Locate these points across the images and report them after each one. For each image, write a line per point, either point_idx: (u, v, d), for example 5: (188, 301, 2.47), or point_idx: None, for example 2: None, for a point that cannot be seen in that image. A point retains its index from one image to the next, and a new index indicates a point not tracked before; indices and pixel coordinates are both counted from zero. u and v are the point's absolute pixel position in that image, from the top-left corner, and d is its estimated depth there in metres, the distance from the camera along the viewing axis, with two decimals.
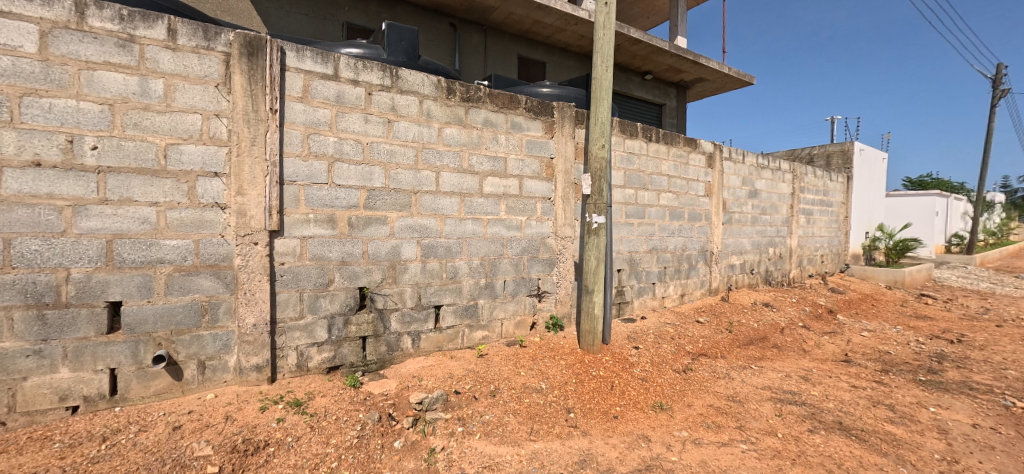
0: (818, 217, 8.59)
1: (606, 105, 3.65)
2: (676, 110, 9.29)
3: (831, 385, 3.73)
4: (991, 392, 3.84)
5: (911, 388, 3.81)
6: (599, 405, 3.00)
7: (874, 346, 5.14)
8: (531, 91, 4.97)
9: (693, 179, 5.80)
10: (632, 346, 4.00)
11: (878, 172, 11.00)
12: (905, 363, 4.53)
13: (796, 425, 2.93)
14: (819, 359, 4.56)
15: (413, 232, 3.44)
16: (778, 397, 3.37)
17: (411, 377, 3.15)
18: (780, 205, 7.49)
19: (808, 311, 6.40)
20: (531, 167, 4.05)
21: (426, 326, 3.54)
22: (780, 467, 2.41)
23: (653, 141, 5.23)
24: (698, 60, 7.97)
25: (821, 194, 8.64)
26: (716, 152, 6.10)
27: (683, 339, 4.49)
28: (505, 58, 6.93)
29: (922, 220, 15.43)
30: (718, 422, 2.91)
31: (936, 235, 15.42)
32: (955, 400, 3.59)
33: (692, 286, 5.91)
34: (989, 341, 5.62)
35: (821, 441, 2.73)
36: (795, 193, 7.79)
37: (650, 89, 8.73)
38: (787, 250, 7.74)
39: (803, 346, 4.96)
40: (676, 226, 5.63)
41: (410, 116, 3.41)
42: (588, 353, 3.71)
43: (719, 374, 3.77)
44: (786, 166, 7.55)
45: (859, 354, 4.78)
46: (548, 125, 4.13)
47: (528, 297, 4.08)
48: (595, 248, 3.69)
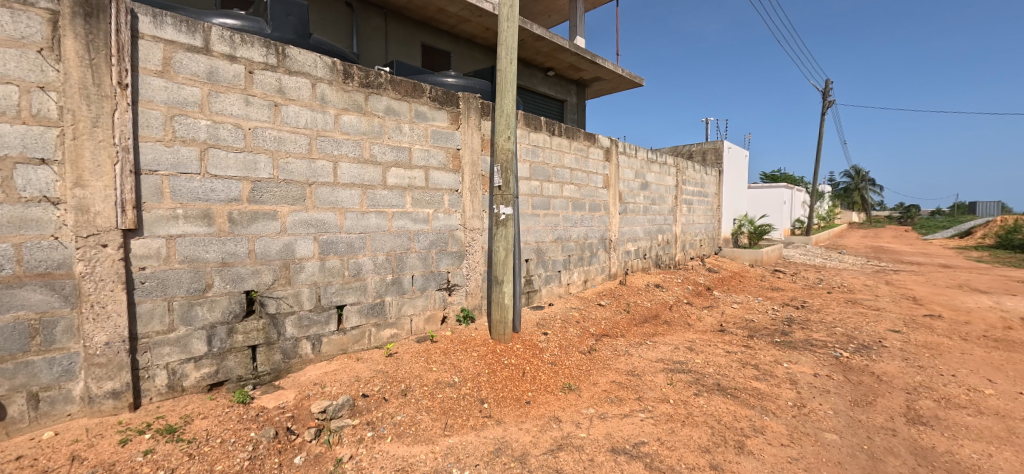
0: (697, 206, 9.67)
1: (511, 97, 3.67)
2: (576, 106, 9.75)
3: (710, 352, 4.23)
4: (826, 346, 4.66)
5: (770, 349, 4.48)
6: (512, 393, 3.04)
7: (742, 316, 5.95)
8: (436, 80, 4.83)
9: (593, 172, 6.14)
10: (541, 332, 4.13)
11: (742, 168, 12.70)
12: (765, 328, 5.31)
13: (684, 390, 3.26)
14: (700, 331, 5.14)
15: (308, 228, 3.15)
16: (669, 367, 3.72)
17: (313, 385, 2.90)
18: (667, 196, 8.28)
19: (691, 289, 7.19)
20: (438, 158, 3.94)
21: (328, 329, 3.28)
22: (672, 430, 2.66)
23: (555, 135, 5.41)
24: (595, 60, 8.43)
25: (699, 186, 9.73)
26: (613, 147, 6.52)
27: (587, 322, 4.75)
28: (408, 45, 6.66)
29: (774, 209, 18.20)
30: (620, 395, 3.13)
31: (784, 221, 18.29)
32: (802, 356, 4.29)
33: (594, 272, 6.28)
34: (823, 305, 6.84)
35: (705, 402, 3.07)
36: (678, 185, 8.67)
37: (552, 85, 9.04)
38: (673, 236, 8.60)
39: (688, 320, 5.56)
40: (579, 216, 5.92)
41: (301, 100, 3.10)
42: (499, 343, 3.74)
43: (619, 352, 4.06)
44: (671, 161, 8.35)
45: (731, 324, 5.50)
46: (453, 115, 4.04)
47: (437, 291, 3.99)
48: (503, 239, 3.71)
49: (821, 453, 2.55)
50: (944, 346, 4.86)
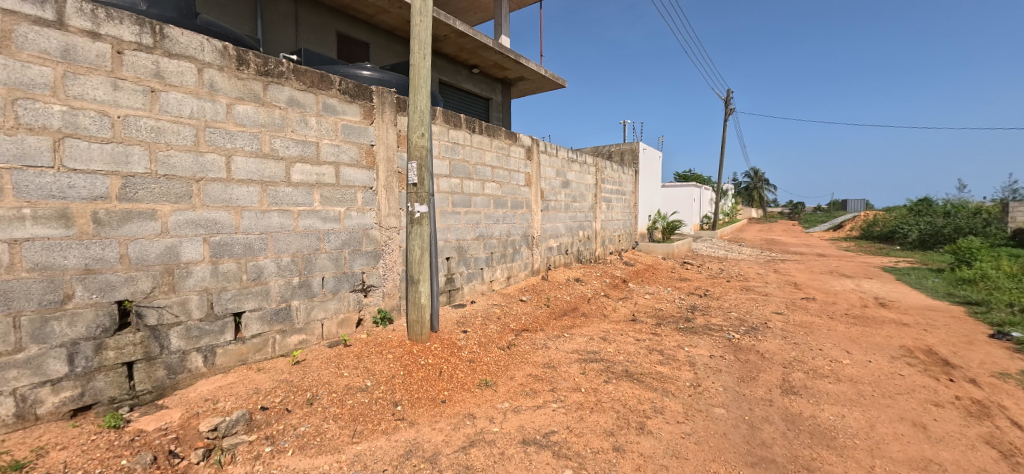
0: (615, 203, 10.20)
1: (425, 93, 3.59)
2: (501, 104, 9.81)
3: (622, 341, 4.50)
4: (722, 330, 5.16)
5: (674, 335, 4.86)
6: (427, 393, 3.00)
7: (652, 305, 6.40)
8: (349, 72, 4.60)
9: (514, 170, 6.22)
10: (460, 330, 4.12)
11: (656, 168, 13.61)
12: (671, 316, 5.76)
13: (596, 378, 3.44)
14: (615, 321, 5.44)
15: (196, 228, 2.85)
16: (583, 357, 3.90)
17: (204, 401, 2.64)
18: (587, 194, 8.63)
19: (608, 282, 7.58)
20: (349, 153, 3.75)
21: (224, 339, 3.00)
22: (581, 417, 2.79)
23: (476, 132, 5.41)
24: (519, 60, 8.53)
25: (617, 185, 10.28)
26: (533, 146, 6.66)
27: (508, 318, 4.83)
28: (321, 33, 6.27)
29: (684, 206, 19.75)
30: (535, 388, 3.21)
31: (693, 217, 19.92)
32: (701, 339, 4.72)
33: (517, 268, 6.39)
34: (722, 292, 7.56)
35: (613, 388, 3.26)
36: (598, 183, 9.08)
37: (477, 83, 9.02)
38: (593, 232, 9.00)
39: (604, 311, 5.87)
40: (500, 213, 5.98)
41: (184, 86, 2.79)
42: (416, 343, 3.67)
43: (537, 345, 4.17)
44: (591, 161, 8.72)
45: (642, 313, 5.89)
46: (366, 109, 3.88)
47: (351, 293, 3.82)
48: (418, 238, 3.63)
49: (709, 426, 2.83)
50: (815, 324, 5.61)
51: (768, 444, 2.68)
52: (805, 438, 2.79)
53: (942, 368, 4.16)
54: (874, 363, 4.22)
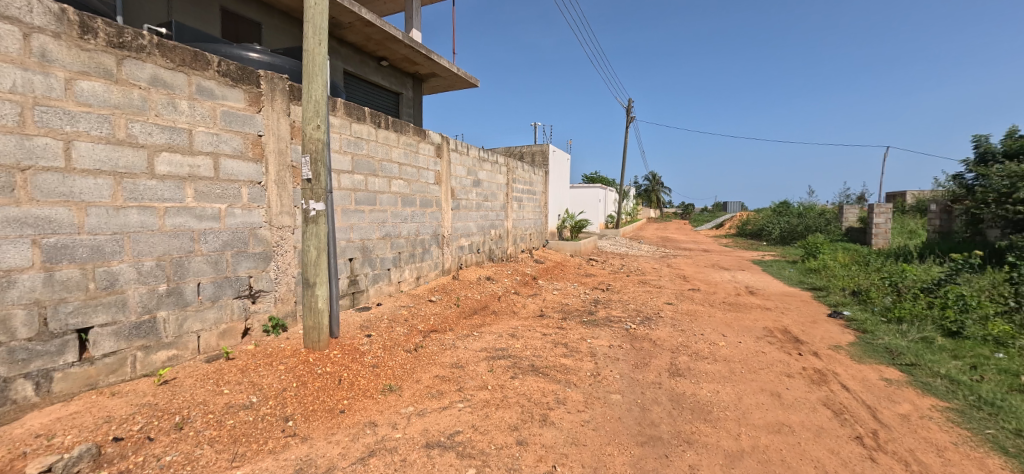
0: (526, 203, 10.46)
1: (320, 82, 3.34)
2: (412, 100, 9.51)
3: (529, 336, 4.62)
4: (621, 321, 5.55)
5: (578, 328, 5.11)
6: (324, 404, 2.80)
7: (559, 300, 6.66)
8: (233, 53, 4.13)
9: (423, 168, 6.07)
10: (364, 335, 3.92)
11: (564, 169, 14.21)
12: (576, 310, 6.05)
13: (503, 375, 3.48)
14: (523, 317, 5.57)
15: (22, 228, 2.37)
16: (491, 355, 3.93)
17: (33, 437, 2.17)
18: (498, 193, 8.71)
19: (519, 279, 7.74)
20: (231, 143, 3.35)
21: (63, 361, 2.51)
22: (487, 414, 2.81)
23: (381, 127, 5.17)
24: (430, 55, 8.34)
25: (528, 185, 10.54)
26: (443, 144, 6.55)
27: (416, 319, 4.70)
28: (201, 6, 5.55)
29: (591, 206, 20.90)
30: (441, 389, 3.16)
31: (598, 216, 21.17)
32: (602, 331, 5.02)
33: (426, 268, 6.24)
34: (623, 286, 8.12)
35: (519, 383, 3.33)
36: (509, 183, 9.22)
37: (386, 76, 8.64)
38: (505, 231, 9.13)
39: (513, 308, 5.98)
40: (409, 212, 5.80)
41: (2, 53, 2.29)
42: (313, 351, 3.41)
43: (446, 346, 4.12)
44: (502, 161, 8.82)
45: (549, 309, 6.10)
46: (251, 95, 3.49)
47: (236, 299, 3.43)
48: (314, 238, 3.37)
49: (606, 412, 3.02)
50: (698, 312, 6.28)
51: (656, 423, 2.93)
52: (686, 414, 3.10)
53: (794, 344, 4.90)
54: (743, 344, 4.83)
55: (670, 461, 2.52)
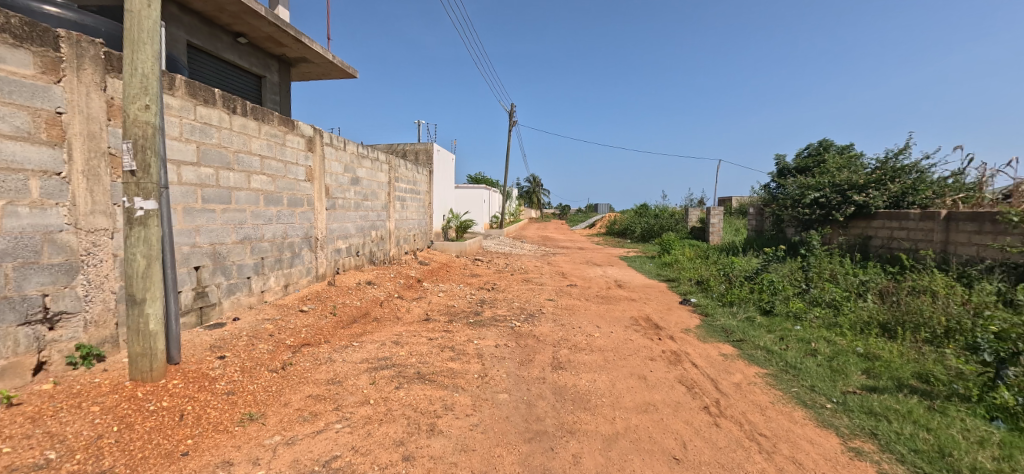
0: (410, 203, 10.08)
1: (149, 52, 2.74)
2: (278, 86, 8.48)
3: (414, 342, 4.43)
4: (506, 320, 5.64)
5: (465, 330, 5.07)
6: (160, 448, 2.30)
7: (445, 302, 6.54)
8: (19, 5, 3.20)
9: (291, 162, 5.43)
10: (215, 357, 3.34)
11: (449, 169, 14.07)
12: (462, 312, 5.99)
13: (386, 387, 3.26)
14: (408, 323, 5.33)
15: None
16: (373, 366, 3.66)
17: None
18: (379, 192, 8.24)
19: (402, 283, 7.41)
20: (11, 121, 2.58)
21: None
22: (368, 433, 2.59)
23: (237, 114, 4.49)
24: (300, 38, 7.52)
25: (412, 184, 10.17)
26: (316, 136, 5.95)
27: (283, 334, 4.17)
28: None
29: (475, 206, 21.07)
30: (315, 411, 2.83)
31: (483, 217, 21.44)
32: (489, 331, 5.04)
33: (296, 275, 5.59)
34: (507, 285, 8.31)
35: (404, 394, 3.15)
36: (391, 182, 8.78)
37: (245, 55, 7.55)
38: (387, 232, 8.67)
39: (396, 314, 5.68)
40: (273, 212, 5.13)
41: None
42: (142, 384, 2.79)
43: (320, 360, 3.72)
44: (383, 158, 8.36)
45: (435, 311, 5.94)
46: (45, 60, 2.72)
47: (22, 327, 2.64)
48: (142, 244, 2.75)
49: (494, 413, 3.02)
50: (576, 307, 6.70)
51: (541, 418, 3.02)
52: (568, 405, 3.25)
53: (655, 330, 5.51)
54: (615, 333, 5.28)
55: (555, 453, 2.60)
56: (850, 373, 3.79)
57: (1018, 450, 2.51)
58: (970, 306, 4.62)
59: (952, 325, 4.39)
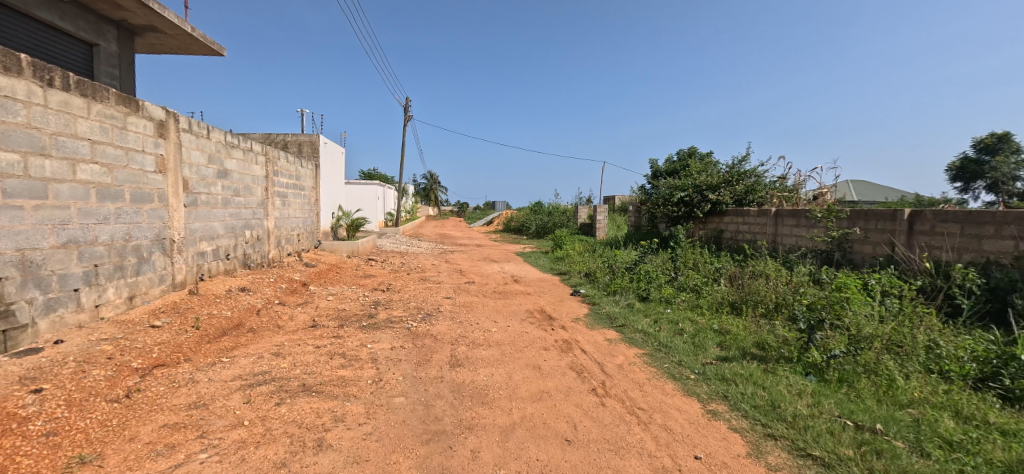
0: (292, 199, 9.19)
1: None
2: (117, 58, 7.09)
3: (298, 352, 4.06)
4: (402, 321, 5.46)
5: (357, 334, 4.79)
6: None
7: (335, 307, 6.10)
8: None
9: (136, 150, 4.60)
10: (28, 392, 2.69)
11: (338, 163, 13.14)
12: (354, 315, 5.65)
13: (264, 404, 2.94)
14: (291, 331, 4.87)
15: None
16: (247, 383, 3.27)
17: None
18: (253, 187, 7.38)
19: (284, 288, 6.73)
20: None
21: None
22: (242, 458, 2.32)
23: (53, 87, 3.68)
24: (148, 3, 6.37)
25: (294, 179, 9.29)
26: (170, 121, 5.12)
27: (129, 355, 3.52)
28: None
29: (368, 203, 19.99)
30: (173, 442, 2.45)
31: (377, 214, 20.45)
32: (383, 334, 4.83)
33: (147, 284, 4.76)
34: (404, 285, 8.04)
35: (286, 410, 2.88)
36: (268, 176, 7.91)
37: (67, 17, 6.17)
38: (264, 232, 7.80)
39: (277, 322, 5.14)
40: (111, 209, 4.29)
41: None
42: None
43: (179, 382, 3.22)
44: (258, 149, 7.50)
45: (323, 317, 5.51)
46: None
47: None
48: None
49: (390, 418, 2.90)
50: (474, 303, 6.75)
51: (439, 417, 2.98)
52: (466, 402, 3.26)
53: (548, 321, 5.80)
54: (511, 327, 5.44)
55: (454, 451, 2.59)
56: (708, 347, 4.40)
57: (823, 396, 3.15)
58: (792, 285, 5.67)
59: (780, 300, 5.33)
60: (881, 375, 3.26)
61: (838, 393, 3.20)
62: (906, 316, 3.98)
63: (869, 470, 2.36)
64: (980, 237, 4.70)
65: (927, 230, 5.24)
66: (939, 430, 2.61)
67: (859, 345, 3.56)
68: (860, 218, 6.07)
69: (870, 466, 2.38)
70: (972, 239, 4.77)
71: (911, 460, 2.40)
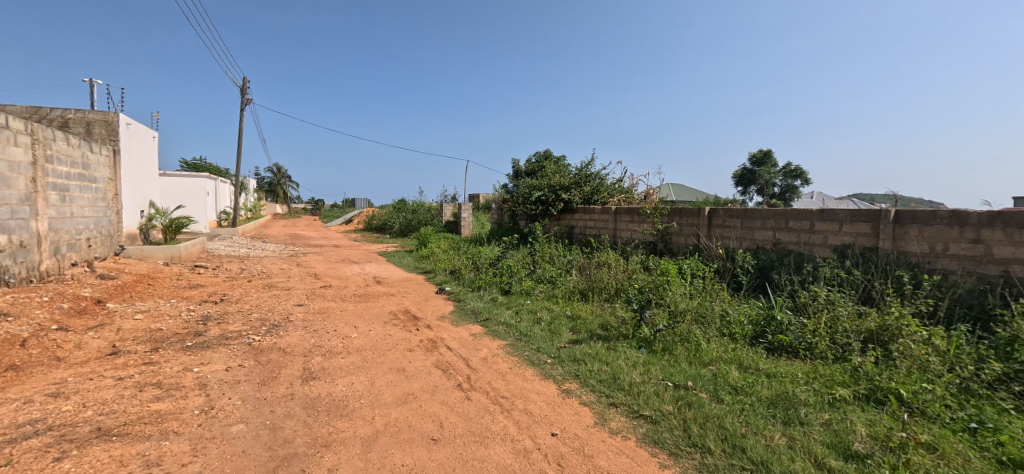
0: (77, 194, 7.24)
1: None
2: None
3: (91, 388, 3.22)
4: (240, 336, 4.74)
5: (178, 357, 4.00)
6: None
7: (146, 326, 5.00)
8: None
9: None
10: None
11: (149, 150, 10.78)
12: (174, 335, 4.71)
13: (36, 463, 2.27)
14: (79, 362, 3.84)
15: None
16: (8, 439, 2.48)
17: None
18: (11, 177, 5.60)
19: (67, 308, 5.27)
20: None
21: None
22: None
23: None
24: None
25: (79, 168, 7.33)
26: None
27: None
28: None
29: (193, 200, 16.87)
30: None
31: (206, 212, 17.40)
32: (215, 354, 4.13)
33: None
34: (242, 294, 6.99)
35: (73, 464, 2.27)
36: (37, 163, 6.09)
37: None
38: (33, 236, 6.00)
39: (57, 353, 4.01)
40: None
41: None
42: None
43: None
44: (17, 126, 5.71)
45: (128, 341, 4.47)
46: None
47: None
48: None
49: (226, 451, 2.50)
50: (331, 309, 6.22)
51: (289, 440, 2.68)
52: (322, 417, 2.99)
53: (413, 321, 5.66)
54: (373, 331, 5.16)
55: None
56: (562, 332, 4.81)
57: (651, 364, 3.71)
58: (628, 272, 6.55)
59: (619, 286, 6.12)
60: (691, 342, 3.97)
61: (661, 360, 3.81)
62: (707, 292, 4.93)
63: (683, 419, 2.86)
64: (753, 229, 6.06)
65: (720, 224, 6.55)
66: (728, 380, 3.30)
67: (676, 319, 4.29)
68: (676, 215, 7.31)
69: (684, 416, 2.88)
70: (748, 231, 6.13)
71: (710, 406, 2.98)
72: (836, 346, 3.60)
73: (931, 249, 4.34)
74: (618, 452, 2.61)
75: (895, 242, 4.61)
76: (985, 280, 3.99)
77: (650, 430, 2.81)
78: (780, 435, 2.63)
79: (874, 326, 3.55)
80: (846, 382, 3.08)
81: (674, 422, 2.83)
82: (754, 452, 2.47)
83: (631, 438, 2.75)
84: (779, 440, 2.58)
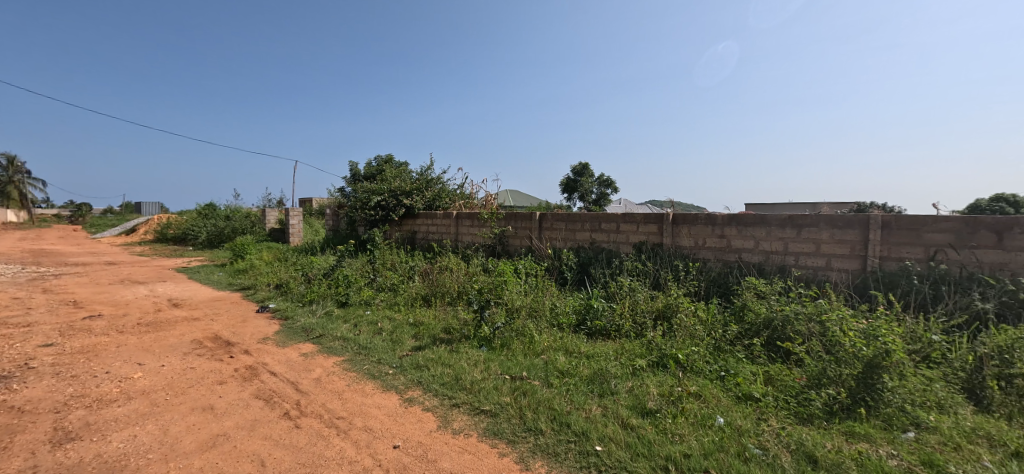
0: None
1: None
2: None
3: None
4: None
5: None
6: None
7: None
8: None
9: None
10: None
11: None
12: None
13: None
14: None
15: None
16: None
17: None
18: None
19: None
20: None
21: None
22: None
23: None
24: None
25: None
26: None
27: None
28: None
29: None
30: None
31: None
32: None
33: None
34: None
35: None
36: None
37: None
38: None
39: None
40: None
41: None
42: None
43: None
44: None
45: None
46: None
47: None
48: None
49: None
50: (101, 345, 4.84)
51: None
52: None
53: (224, 348, 4.81)
54: (167, 366, 4.21)
55: None
56: (404, 341, 4.68)
57: (491, 361, 3.89)
58: (469, 274, 6.76)
59: (461, 289, 6.26)
60: (526, 335, 4.31)
61: (500, 355, 4.03)
62: (538, 288, 5.41)
63: (519, 407, 3.08)
64: (574, 231, 6.89)
65: (549, 226, 7.27)
66: (556, 365, 3.68)
67: (513, 315, 4.60)
68: (511, 220, 7.83)
69: (520, 405, 3.10)
70: (571, 232, 6.95)
71: (542, 391, 3.28)
72: (636, 325, 4.34)
73: (695, 243, 5.59)
74: (461, 451, 2.67)
75: (673, 238, 5.78)
76: (728, 264, 5.30)
77: (490, 423, 2.95)
78: (596, 406, 3.05)
79: (662, 305, 4.38)
80: (643, 354, 3.74)
81: (512, 412, 3.02)
82: (576, 424, 2.81)
83: (472, 435, 2.84)
84: (596, 410, 2.99)
